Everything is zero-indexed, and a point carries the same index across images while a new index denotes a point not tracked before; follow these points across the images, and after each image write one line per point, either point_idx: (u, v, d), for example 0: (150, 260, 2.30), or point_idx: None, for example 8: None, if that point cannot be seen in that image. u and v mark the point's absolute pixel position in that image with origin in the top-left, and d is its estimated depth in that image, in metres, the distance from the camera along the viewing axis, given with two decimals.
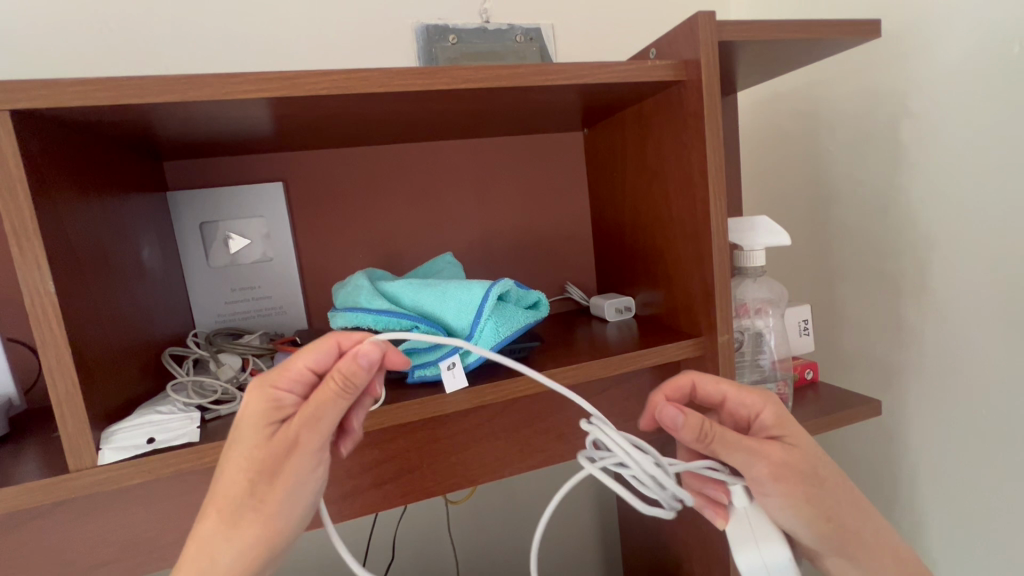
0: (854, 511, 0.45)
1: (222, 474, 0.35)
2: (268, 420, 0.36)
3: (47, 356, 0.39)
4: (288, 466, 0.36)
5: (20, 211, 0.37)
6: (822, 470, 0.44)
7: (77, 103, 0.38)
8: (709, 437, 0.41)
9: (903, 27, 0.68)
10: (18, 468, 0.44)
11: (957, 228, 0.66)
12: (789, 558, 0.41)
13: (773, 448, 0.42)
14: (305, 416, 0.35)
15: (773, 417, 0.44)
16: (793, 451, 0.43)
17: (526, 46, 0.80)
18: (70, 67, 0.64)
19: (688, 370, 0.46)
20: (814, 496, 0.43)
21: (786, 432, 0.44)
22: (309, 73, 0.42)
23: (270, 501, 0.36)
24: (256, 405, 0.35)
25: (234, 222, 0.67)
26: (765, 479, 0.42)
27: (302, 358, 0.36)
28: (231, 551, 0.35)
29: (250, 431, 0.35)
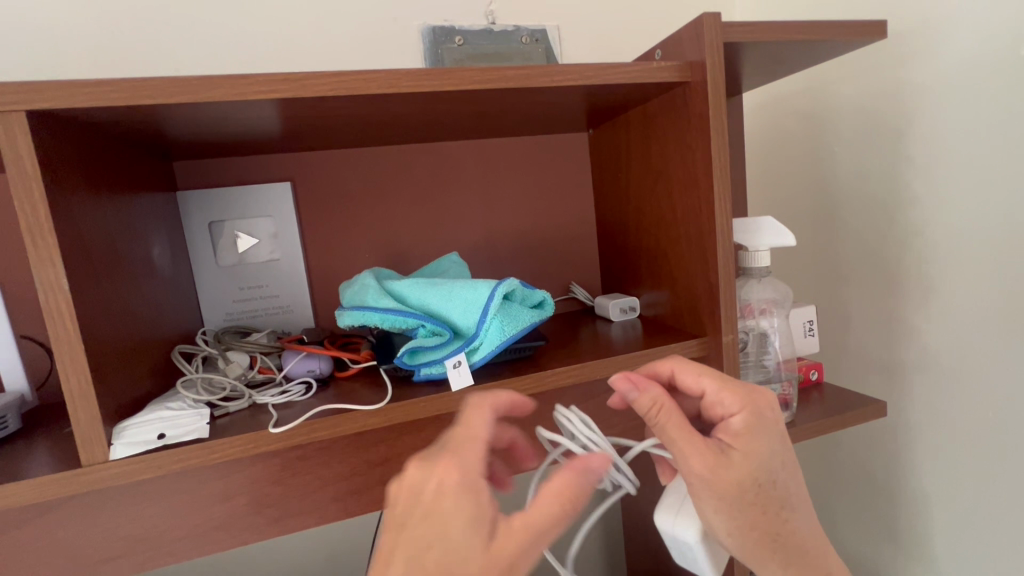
0: (783, 532, 0.43)
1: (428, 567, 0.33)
2: (482, 516, 0.34)
3: (61, 352, 0.40)
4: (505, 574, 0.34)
5: (35, 209, 0.38)
6: (755, 494, 0.41)
7: (91, 104, 0.39)
8: (654, 423, 0.41)
9: (909, 29, 0.68)
10: (30, 463, 0.44)
11: (963, 229, 0.66)
12: (698, 542, 0.44)
13: (713, 456, 0.40)
14: (530, 519, 0.35)
15: (740, 427, 0.42)
16: (734, 467, 0.40)
17: (532, 47, 0.80)
18: (83, 69, 0.65)
19: (670, 359, 0.47)
20: (734, 513, 0.41)
21: (741, 446, 0.41)
22: (318, 74, 0.43)
23: None
24: (467, 483, 0.35)
25: (242, 222, 0.67)
26: (690, 482, 0.41)
27: (478, 429, 0.38)
28: None
29: (470, 512, 0.34)
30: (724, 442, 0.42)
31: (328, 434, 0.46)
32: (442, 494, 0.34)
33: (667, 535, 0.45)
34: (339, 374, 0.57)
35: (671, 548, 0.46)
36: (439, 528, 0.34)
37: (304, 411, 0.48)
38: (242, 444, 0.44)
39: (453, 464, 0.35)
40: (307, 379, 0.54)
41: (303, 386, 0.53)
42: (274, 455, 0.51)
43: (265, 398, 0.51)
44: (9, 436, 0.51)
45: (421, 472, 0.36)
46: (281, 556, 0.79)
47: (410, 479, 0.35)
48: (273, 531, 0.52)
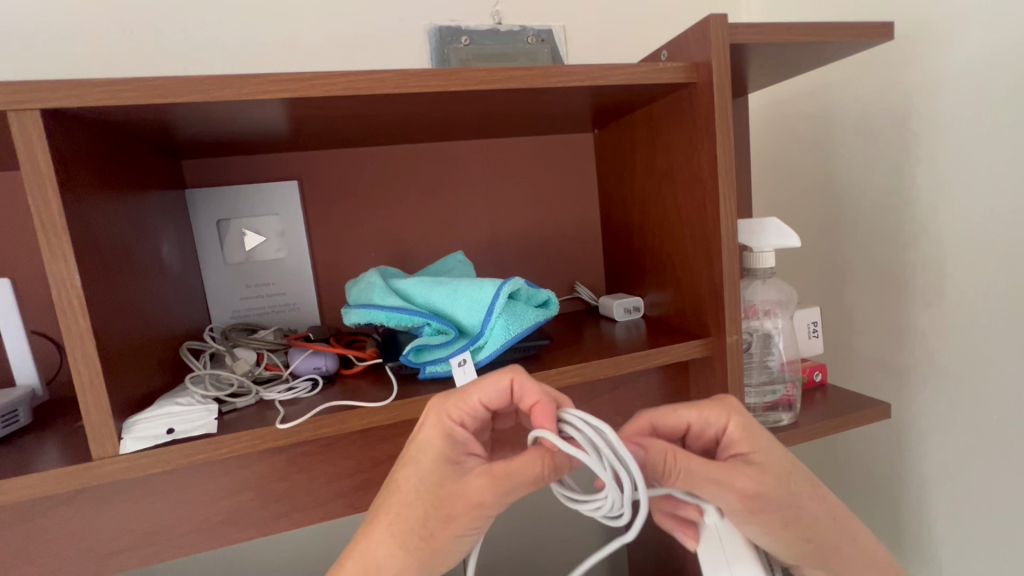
0: (838, 521, 0.41)
1: (396, 495, 0.37)
2: (444, 458, 0.37)
3: (73, 346, 0.40)
4: (459, 515, 0.35)
5: (49, 207, 0.39)
6: (801, 490, 0.39)
7: (106, 103, 0.40)
8: (679, 471, 0.37)
9: (917, 31, 0.68)
10: (41, 456, 0.45)
11: (970, 231, 0.66)
12: None
13: (742, 477, 0.37)
14: (492, 476, 0.34)
15: (738, 432, 0.39)
16: (763, 474, 0.38)
17: (538, 47, 0.81)
18: (94, 68, 0.65)
19: (643, 411, 0.42)
20: (795, 518, 0.39)
21: (753, 449, 0.39)
22: (327, 74, 0.43)
23: (441, 538, 0.36)
24: (436, 430, 0.37)
25: (249, 220, 0.68)
26: (737, 511, 0.38)
27: (476, 392, 0.38)
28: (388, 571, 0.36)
29: (430, 454, 0.37)
30: (739, 457, 0.39)
31: (335, 431, 0.46)
32: (414, 434, 0.38)
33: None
34: (344, 372, 0.58)
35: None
36: (409, 460, 0.37)
37: (311, 408, 0.48)
38: (250, 439, 0.45)
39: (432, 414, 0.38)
40: (314, 375, 0.55)
41: (309, 383, 0.53)
42: (280, 450, 0.51)
43: (272, 395, 0.51)
44: (20, 430, 0.52)
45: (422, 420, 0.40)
46: (286, 551, 0.79)
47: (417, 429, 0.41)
48: (280, 526, 0.52)
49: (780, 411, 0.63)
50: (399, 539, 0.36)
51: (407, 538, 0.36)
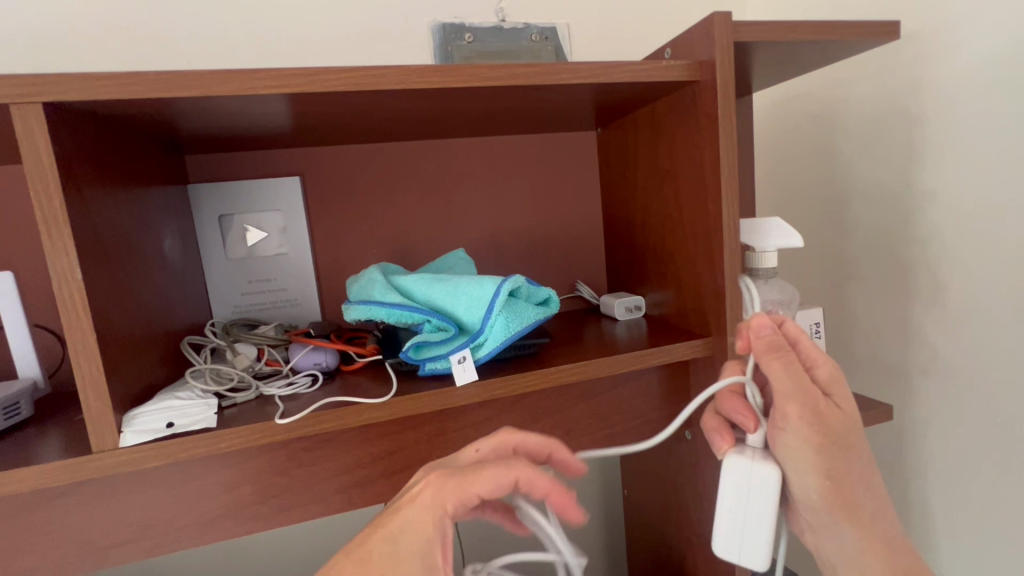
0: (869, 480, 0.44)
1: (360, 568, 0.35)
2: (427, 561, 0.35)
3: (74, 339, 0.40)
4: None
5: (51, 200, 0.39)
6: (847, 441, 0.42)
7: (107, 96, 0.39)
8: (783, 359, 0.40)
9: (924, 29, 0.68)
10: (42, 449, 0.45)
11: (974, 232, 0.65)
12: (775, 486, 0.40)
13: (818, 396, 0.41)
14: None
15: (827, 376, 0.43)
16: (832, 407, 0.42)
17: (542, 45, 0.80)
18: (98, 63, 0.66)
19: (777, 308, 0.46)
20: (830, 456, 0.42)
21: (833, 393, 0.43)
22: (328, 71, 0.43)
23: None
24: (425, 514, 0.35)
25: (252, 216, 0.68)
26: (789, 415, 0.40)
27: (479, 484, 0.36)
28: None
29: (413, 548, 0.35)
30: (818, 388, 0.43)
31: (334, 426, 0.46)
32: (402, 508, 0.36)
33: (736, 498, 0.41)
34: (344, 368, 0.58)
35: (728, 517, 0.41)
36: (391, 538, 0.35)
37: (311, 403, 0.48)
38: (250, 434, 0.45)
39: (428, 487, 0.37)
40: (314, 371, 0.55)
41: (309, 378, 0.54)
42: (280, 445, 0.51)
43: (271, 390, 0.51)
44: (22, 422, 0.52)
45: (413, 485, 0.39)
46: (286, 546, 0.80)
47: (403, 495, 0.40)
48: (279, 521, 0.52)
49: None
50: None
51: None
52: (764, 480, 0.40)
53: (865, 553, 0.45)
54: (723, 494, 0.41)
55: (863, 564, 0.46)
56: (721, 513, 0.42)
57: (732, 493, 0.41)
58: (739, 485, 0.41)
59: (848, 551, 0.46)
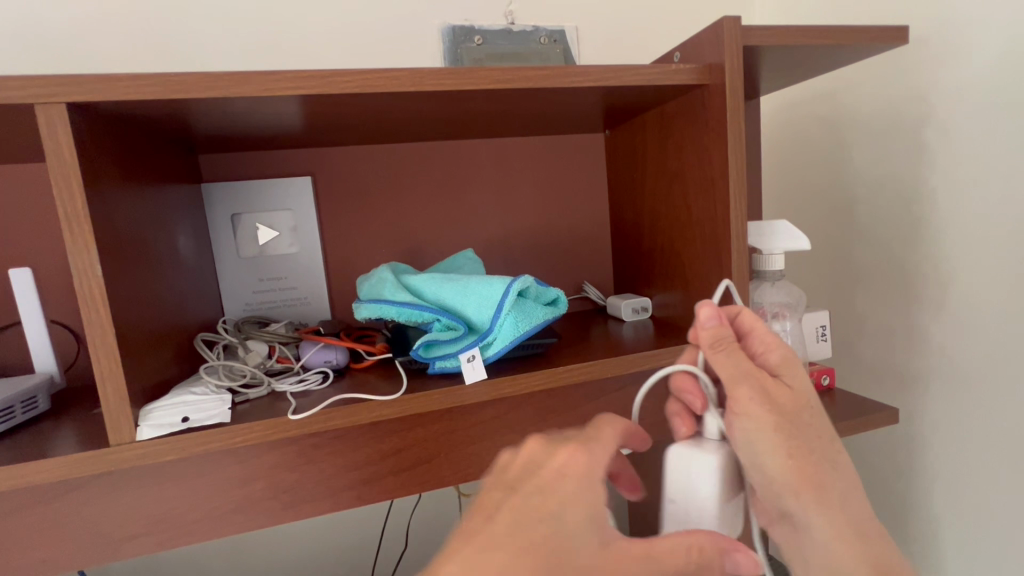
0: (834, 462, 0.43)
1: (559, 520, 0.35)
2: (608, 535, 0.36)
3: (93, 334, 0.41)
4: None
5: (73, 198, 0.40)
6: (804, 418, 0.42)
7: (129, 97, 0.40)
8: (723, 348, 0.42)
9: (932, 34, 0.68)
10: (59, 442, 0.46)
11: (980, 235, 0.66)
12: (711, 471, 0.42)
13: (764, 376, 0.42)
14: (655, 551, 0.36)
15: (778, 359, 0.44)
16: (779, 389, 0.42)
17: (551, 48, 0.81)
18: (115, 65, 0.67)
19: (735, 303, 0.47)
20: (790, 434, 0.41)
21: (785, 375, 0.43)
22: (344, 73, 0.44)
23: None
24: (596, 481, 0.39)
25: (264, 215, 0.69)
26: (738, 396, 0.41)
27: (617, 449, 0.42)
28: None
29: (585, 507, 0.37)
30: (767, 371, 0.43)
31: (345, 422, 0.47)
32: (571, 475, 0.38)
33: (683, 483, 0.43)
34: (354, 365, 0.59)
35: (675, 502, 0.43)
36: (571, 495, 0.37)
37: (322, 400, 0.49)
38: (263, 429, 0.46)
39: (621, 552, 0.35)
40: (325, 368, 0.56)
41: (320, 375, 0.54)
42: (291, 441, 0.52)
43: (283, 386, 0.52)
44: (39, 415, 0.53)
45: (585, 519, 0.35)
46: (292, 543, 0.80)
47: (574, 522, 0.34)
48: (288, 516, 0.53)
49: None
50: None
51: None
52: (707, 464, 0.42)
53: (835, 544, 0.43)
54: (669, 478, 0.43)
55: (833, 556, 0.43)
56: (669, 498, 0.43)
57: (679, 476, 0.43)
58: (683, 469, 0.43)
59: (820, 545, 0.43)
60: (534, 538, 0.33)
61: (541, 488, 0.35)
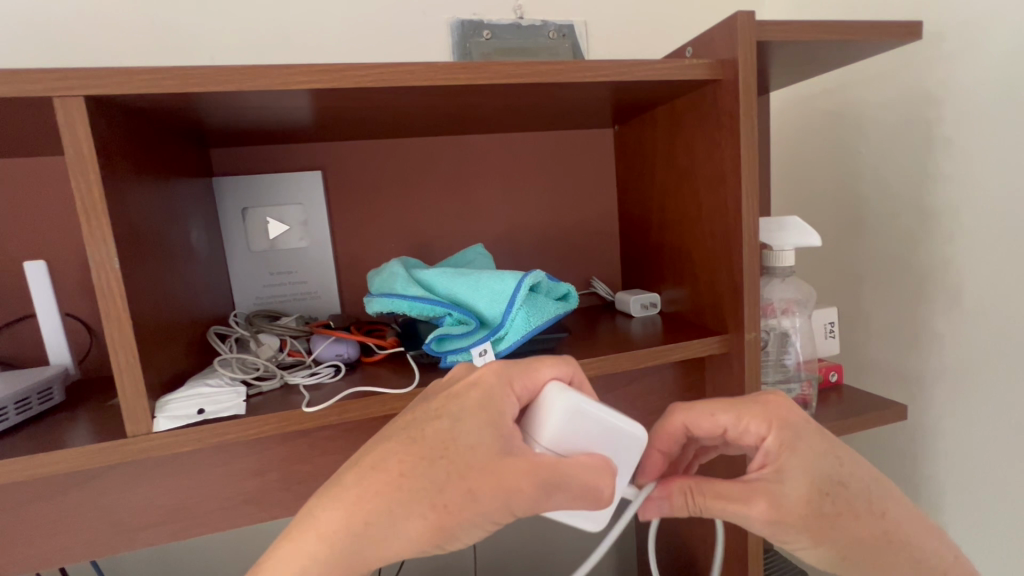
0: (890, 526, 0.40)
1: (455, 417, 0.34)
2: (502, 435, 0.34)
3: (111, 326, 0.42)
4: (486, 496, 0.32)
5: (91, 191, 0.40)
6: (834, 506, 0.39)
7: (145, 91, 0.40)
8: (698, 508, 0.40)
9: (947, 28, 0.67)
10: (74, 433, 0.47)
11: (991, 232, 0.65)
12: (608, 426, 0.35)
13: (763, 496, 0.38)
14: (546, 467, 0.33)
15: (774, 445, 0.39)
16: (790, 485, 0.38)
17: (559, 42, 0.81)
18: (124, 59, 0.67)
19: (676, 416, 0.42)
20: (838, 533, 0.39)
21: (785, 462, 0.39)
22: (357, 66, 0.44)
23: (451, 516, 0.32)
24: (499, 395, 0.35)
25: (275, 209, 0.69)
26: (763, 532, 0.39)
27: (547, 368, 0.37)
28: (383, 528, 0.32)
29: (479, 414, 0.34)
30: (771, 467, 0.39)
31: (358, 416, 0.47)
32: (474, 393, 0.35)
33: (577, 441, 0.35)
34: (365, 359, 0.59)
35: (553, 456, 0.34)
36: (457, 406, 0.35)
37: (335, 393, 0.50)
38: (278, 421, 0.46)
39: (520, 462, 0.33)
40: (336, 362, 0.56)
41: (333, 369, 0.55)
42: (304, 433, 0.52)
43: (296, 379, 0.52)
44: (54, 407, 0.54)
45: (480, 425, 0.34)
46: None
47: (465, 424, 0.34)
48: (300, 507, 0.54)
49: None
50: (323, 554, 0.32)
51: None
52: (630, 436, 0.36)
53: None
54: (561, 425, 0.35)
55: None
56: (549, 445, 0.35)
57: (586, 434, 0.35)
58: (600, 429, 0.35)
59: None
60: (426, 433, 0.34)
61: (445, 398, 0.36)
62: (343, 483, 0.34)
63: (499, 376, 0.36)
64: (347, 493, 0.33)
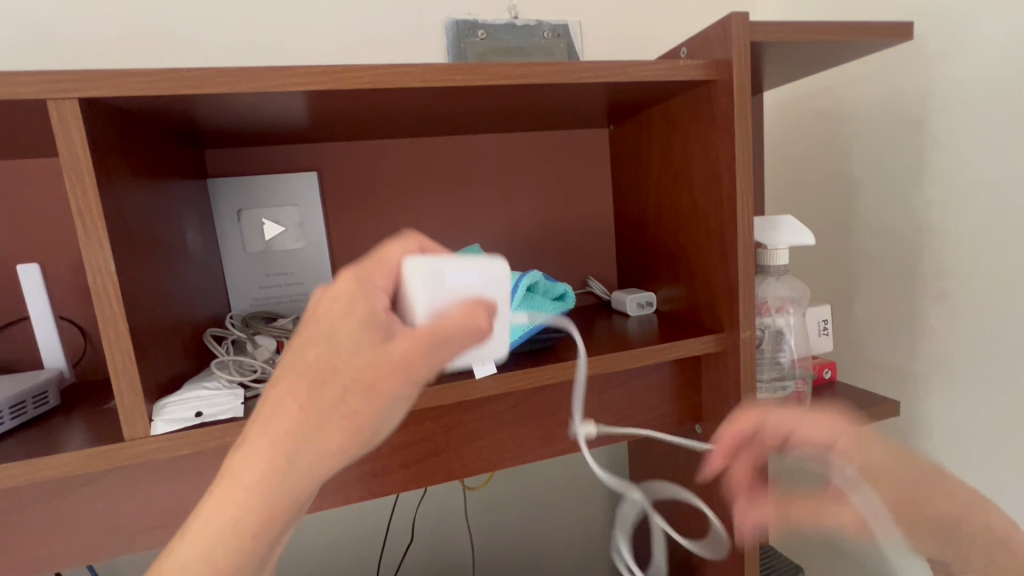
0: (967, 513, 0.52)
1: (322, 330, 0.30)
2: (375, 325, 0.30)
3: (107, 330, 0.41)
4: (388, 386, 0.30)
5: (85, 193, 0.40)
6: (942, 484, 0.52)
7: (140, 94, 0.40)
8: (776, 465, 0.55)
9: (937, 29, 0.68)
10: (70, 437, 0.46)
11: (981, 230, 0.67)
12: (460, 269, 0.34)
13: (884, 483, 0.52)
14: (426, 336, 0.30)
15: (848, 443, 0.52)
16: (892, 471, 0.51)
17: (554, 42, 0.80)
18: (116, 60, 0.66)
19: (757, 412, 0.53)
20: (927, 507, 0.52)
21: (870, 458, 0.51)
22: (353, 68, 0.44)
23: (364, 418, 0.30)
24: (353, 289, 0.31)
25: (269, 210, 0.69)
26: (874, 506, 0.53)
27: (393, 248, 0.34)
28: (304, 465, 0.30)
29: (346, 317, 0.30)
30: (855, 463, 0.52)
31: None
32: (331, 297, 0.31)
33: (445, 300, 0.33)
34: None
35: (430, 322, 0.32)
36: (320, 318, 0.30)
37: None
38: None
39: (398, 340, 0.30)
40: None
41: None
42: None
43: None
44: (50, 411, 0.54)
45: (353, 328, 0.30)
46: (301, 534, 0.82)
47: (340, 334, 0.29)
48: None
49: None
50: (252, 503, 0.30)
51: (248, 533, 0.30)
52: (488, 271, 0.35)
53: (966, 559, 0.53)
54: (428, 290, 0.33)
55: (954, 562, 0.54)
56: (426, 313, 0.33)
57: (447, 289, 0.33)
58: (457, 277, 0.34)
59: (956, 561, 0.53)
60: (305, 358, 0.30)
61: (306, 319, 0.31)
62: (245, 445, 0.30)
63: (352, 275, 0.32)
64: (256, 444, 0.30)
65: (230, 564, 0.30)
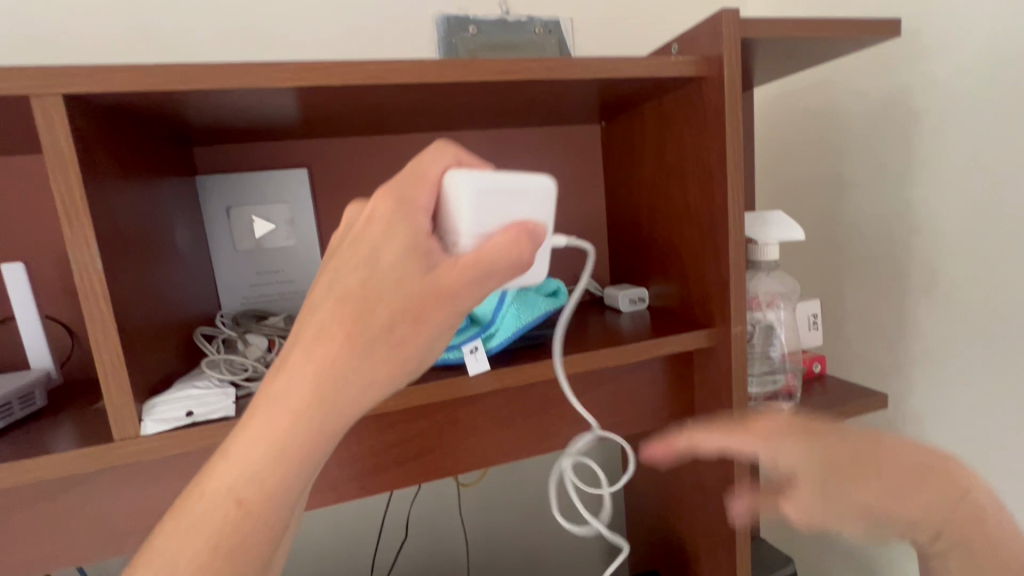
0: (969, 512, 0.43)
1: (369, 257, 0.31)
2: (420, 252, 0.32)
3: (95, 329, 0.41)
4: (434, 313, 0.32)
5: (71, 191, 0.39)
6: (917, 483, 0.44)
7: (127, 90, 0.40)
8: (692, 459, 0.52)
9: (925, 26, 0.69)
10: (58, 439, 0.46)
11: (967, 225, 0.68)
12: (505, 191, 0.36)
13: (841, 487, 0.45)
14: (472, 262, 0.32)
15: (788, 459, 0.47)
16: (843, 477, 0.45)
17: (546, 37, 0.79)
18: (100, 55, 0.65)
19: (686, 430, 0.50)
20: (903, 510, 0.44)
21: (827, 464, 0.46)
22: (342, 64, 0.44)
23: (409, 345, 0.33)
24: (394, 215, 0.32)
25: (259, 208, 0.68)
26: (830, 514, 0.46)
27: (431, 166, 0.35)
28: (349, 393, 0.32)
29: (391, 245, 0.32)
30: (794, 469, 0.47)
31: None
32: (374, 224, 0.32)
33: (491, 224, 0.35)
34: None
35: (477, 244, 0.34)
36: (365, 246, 0.32)
37: None
38: None
39: (445, 266, 0.32)
40: None
41: None
42: None
43: None
44: (37, 412, 0.53)
45: (400, 254, 0.32)
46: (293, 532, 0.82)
47: (387, 261, 0.31)
48: None
49: (780, 401, 0.65)
50: (297, 428, 0.31)
51: (289, 461, 0.31)
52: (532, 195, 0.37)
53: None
54: (472, 212, 0.35)
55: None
56: (470, 236, 0.35)
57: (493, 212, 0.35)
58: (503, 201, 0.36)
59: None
60: (351, 283, 0.31)
61: (349, 244, 0.32)
62: (288, 372, 0.31)
63: (395, 197, 0.33)
64: (302, 368, 0.31)
65: (277, 487, 0.31)
